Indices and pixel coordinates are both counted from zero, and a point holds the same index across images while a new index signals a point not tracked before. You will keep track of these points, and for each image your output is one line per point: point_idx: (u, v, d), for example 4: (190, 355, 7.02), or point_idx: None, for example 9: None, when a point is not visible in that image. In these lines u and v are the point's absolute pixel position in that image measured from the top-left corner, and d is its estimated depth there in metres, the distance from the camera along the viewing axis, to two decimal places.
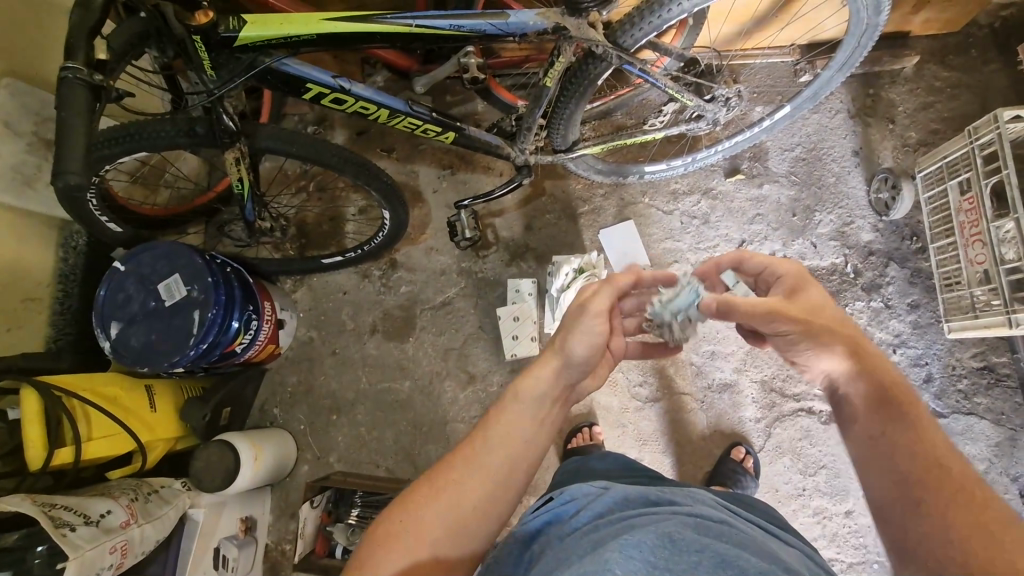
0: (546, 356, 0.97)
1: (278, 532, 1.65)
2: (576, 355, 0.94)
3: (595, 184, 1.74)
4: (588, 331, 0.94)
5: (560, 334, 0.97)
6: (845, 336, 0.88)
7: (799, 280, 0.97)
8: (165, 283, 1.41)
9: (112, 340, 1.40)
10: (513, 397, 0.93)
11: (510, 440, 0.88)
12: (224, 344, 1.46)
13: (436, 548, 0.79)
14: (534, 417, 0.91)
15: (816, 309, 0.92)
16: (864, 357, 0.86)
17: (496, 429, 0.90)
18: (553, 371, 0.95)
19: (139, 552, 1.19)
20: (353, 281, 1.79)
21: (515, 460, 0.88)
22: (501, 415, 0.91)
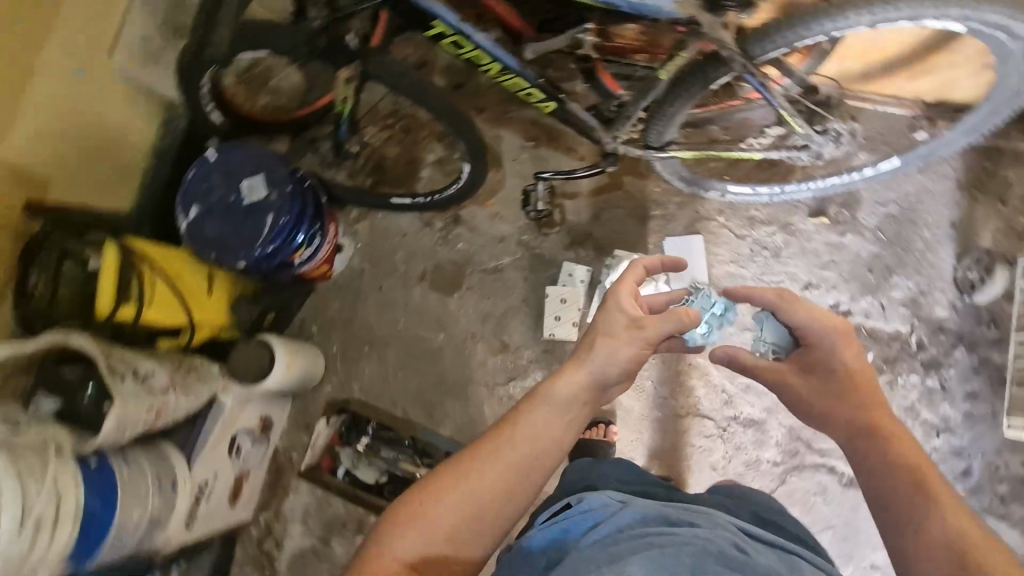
0: (581, 361, 1.00)
1: (289, 440, 1.72)
2: (612, 372, 0.99)
3: (673, 191, 1.71)
4: (633, 352, 1.00)
5: (602, 343, 1.00)
6: (852, 415, 1.04)
7: (818, 339, 1.11)
8: (249, 182, 1.48)
9: (189, 221, 1.47)
10: (540, 396, 0.99)
11: (533, 437, 0.95)
12: (286, 253, 1.53)
13: (453, 531, 0.88)
14: (563, 417, 0.97)
15: (841, 381, 1.08)
16: (868, 429, 1.01)
17: (522, 425, 0.96)
18: (587, 376, 0.99)
19: (171, 417, 1.29)
20: (414, 227, 1.81)
21: (535, 458, 0.94)
22: (530, 413, 0.97)
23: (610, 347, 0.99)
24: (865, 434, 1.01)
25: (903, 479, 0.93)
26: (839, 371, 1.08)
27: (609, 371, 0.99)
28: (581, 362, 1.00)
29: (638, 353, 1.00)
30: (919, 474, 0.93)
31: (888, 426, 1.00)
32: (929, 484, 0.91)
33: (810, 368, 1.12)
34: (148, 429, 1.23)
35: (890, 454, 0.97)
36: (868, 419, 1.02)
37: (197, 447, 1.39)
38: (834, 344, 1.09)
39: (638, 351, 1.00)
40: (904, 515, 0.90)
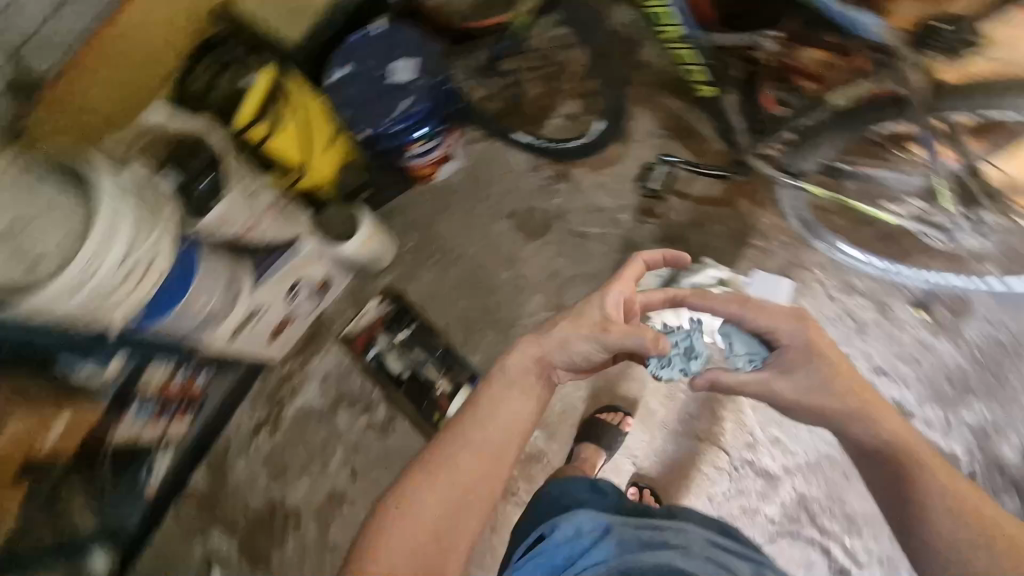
0: (534, 347, 1.14)
1: (337, 309, 1.82)
2: (572, 351, 1.13)
3: (782, 229, 1.67)
4: (588, 351, 1.13)
5: (557, 328, 1.15)
6: (853, 412, 1.04)
7: (796, 347, 1.14)
8: (400, 63, 1.56)
9: (336, 77, 1.57)
10: (492, 381, 1.11)
11: (501, 420, 1.05)
12: (405, 140, 1.61)
13: (439, 517, 0.94)
14: (523, 394, 1.09)
15: (827, 366, 1.09)
16: (865, 419, 1.03)
17: (488, 413, 1.06)
18: (534, 361, 1.13)
19: (258, 237, 1.41)
20: (522, 166, 1.84)
21: (505, 438, 1.04)
22: (493, 401, 1.07)
23: (563, 337, 1.14)
24: (864, 423, 1.03)
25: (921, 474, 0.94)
26: (813, 359, 1.11)
27: (563, 349, 1.14)
28: (543, 347, 1.14)
29: (589, 348, 1.12)
30: (907, 460, 0.96)
31: (878, 416, 1.03)
32: (924, 468, 0.94)
33: (784, 365, 1.15)
34: (236, 237, 1.36)
35: (880, 449, 0.99)
36: (861, 406, 1.04)
37: (267, 274, 1.51)
38: (800, 336, 1.15)
39: (593, 348, 1.12)
40: (910, 501, 0.93)
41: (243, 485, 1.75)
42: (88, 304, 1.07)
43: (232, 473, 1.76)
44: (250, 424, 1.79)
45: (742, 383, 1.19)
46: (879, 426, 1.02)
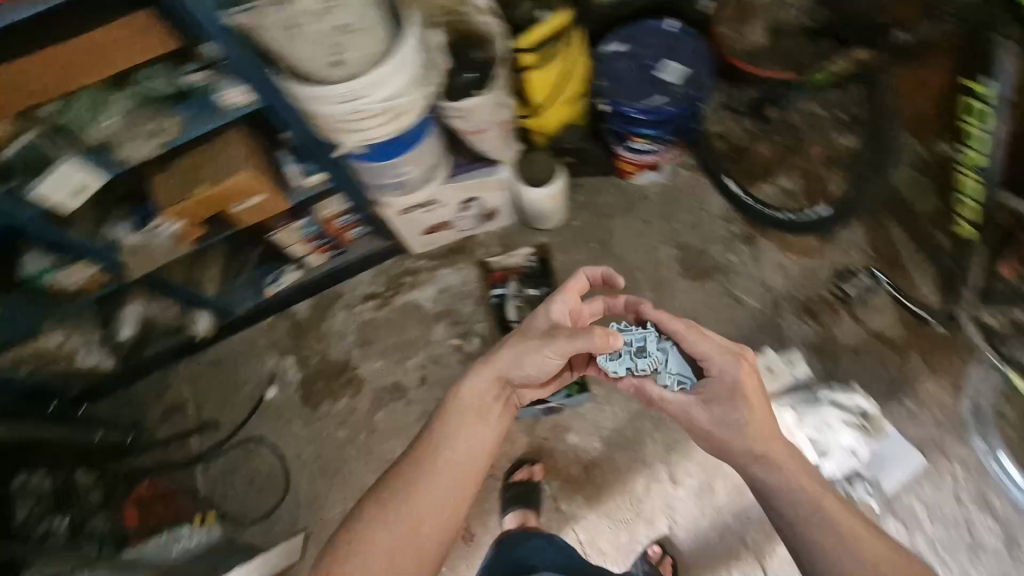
0: (496, 373, 1.22)
1: (486, 239, 1.91)
2: (528, 369, 1.22)
3: (940, 405, 1.55)
4: (543, 359, 1.20)
5: (511, 344, 1.22)
6: (758, 462, 1.08)
7: (727, 386, 1.17)
8: (671, 65, 1.61)
9: (610, 49, 1.65)
10: (458, 404, 1.20)
11: (463, 451, 1.15)
12: (635, 131, 1.65)
13: (418, 526, 1.06)
14: (481, 419, 1.19)
15: (747, 413, 1.12)
16: (771, 464, 1.08)
17: (450, 444, 1.15)
18: (497, 377, 1.22)
19: (476, 142, 1.51)
20: (716, 211, 1.84)
21: (467, 466, 1.13)
22: (452, 437, 1.16)
23: (513, 357, 1.21)
24: (769, 468, 1.07)
25: (831, 516, 1.00)
26: (737, 398, 1.15)
27: (511, 366, 1.21)
28: (490, 369, 1.22)
29: (543, 357, 1.20)
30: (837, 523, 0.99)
31: (803, 472, 1.06)
32: (857, 539, 0.97)
33: (708, 396, 1.19)
34: (461, 132, 1.46)
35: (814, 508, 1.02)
36: (762, 452, 1.09)
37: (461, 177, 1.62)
38: (736, 376, 1.16)
39: (547, 357, 1.19)
40: (838, 559, 0.96)
41: (331, 334, 1.89)
42: (340, 117, 1.22)
43: (330, 320, 1.91)
44: (365, 289, 1.92)
45: (673, 404, 1.25)
46: (777, 470, 1.07)
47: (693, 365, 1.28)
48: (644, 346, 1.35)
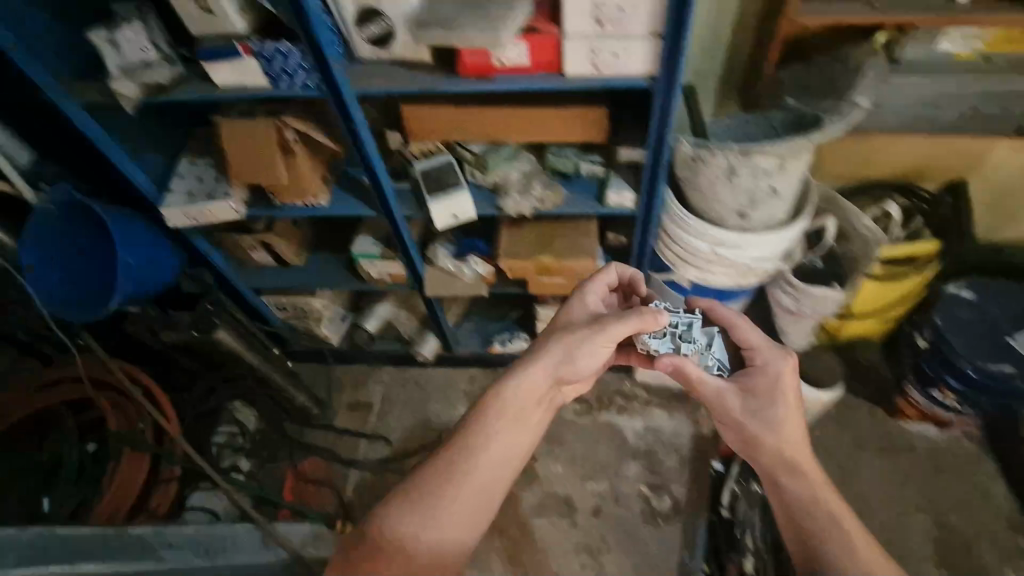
0: (541, 366, 1.05)
1: None
2: (579, 363, 1.06)
3: None
4: (595, 351, 1.06)
5: (555, 342, 1.06)
6: (783, 465, 0.97)
7: (767, 383, 1.04)
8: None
9: (958, 292, 1.48)
10: (496, 403, 1.01)
11: (495, 454, 0.96)
12: (951, 386, 1.47)
13: (433, 545, 0.86)
14: (521, 422, 1.00)
15: (782, 411, 1.01)
16: (797, 472, 0.95)
17: (480, 441, 0.97)
18: (547, 377, 1.05)
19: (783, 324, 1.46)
20: (1001, 504, 1.55)
21: (492, 469, 0.95)
22: (481, 436, 0.97)
23: (559, 346, 1.05)
24: (796, 476, 0.95)
25: (836, 523, 0.89)
26: (778, 396, 1.02)
27: (555, 358, 1.05)
28: (537, 354, 1.07)
29: (598, 349, 1.06)
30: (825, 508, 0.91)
31: (810, 467, 0.96)
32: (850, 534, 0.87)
33: (749, 387, 1.05)
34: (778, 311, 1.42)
35: (808, 486, 0.94)
36: (791, 458, 0.97)
37: None
38: (779, 368, 1.04)
39: (603, 349, 1.06)
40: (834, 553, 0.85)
41: None
42: (703, 256, 1.22)
43: None
44: None
45: (707, 386, 1.09)
46: (800, 476, 0.95)
47: (733, 355, 1.14)
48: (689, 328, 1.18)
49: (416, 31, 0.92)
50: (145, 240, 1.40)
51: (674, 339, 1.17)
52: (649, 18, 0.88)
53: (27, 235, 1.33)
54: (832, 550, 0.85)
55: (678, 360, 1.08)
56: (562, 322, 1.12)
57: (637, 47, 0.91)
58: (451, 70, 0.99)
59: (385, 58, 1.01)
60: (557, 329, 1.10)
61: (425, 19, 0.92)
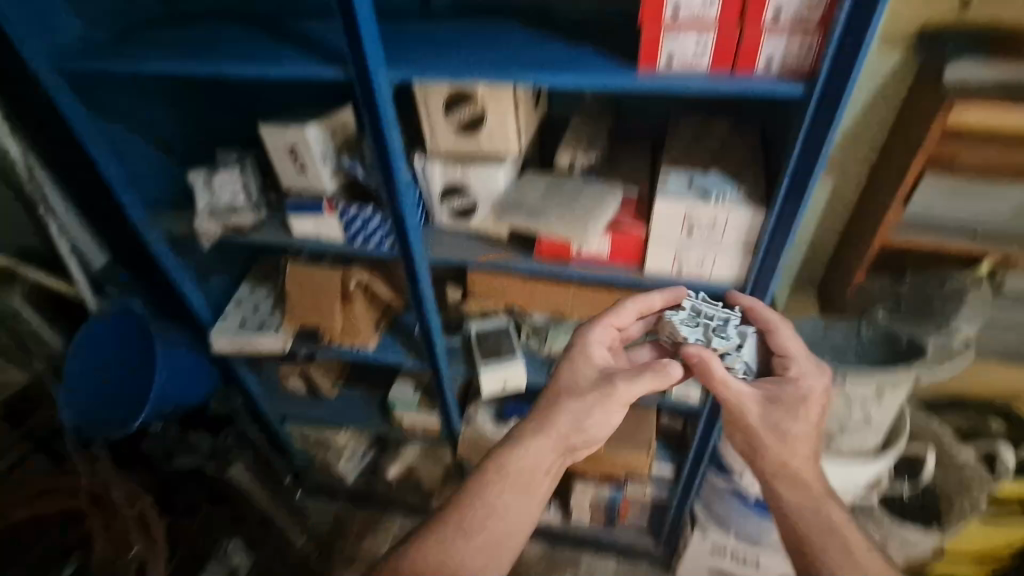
0: (548, 429, 0.89)
1: None
2: (594, 430, 0.89)
3: None
4: (611, 412, 0.88)
5: (565, 401, 0.90)
6: (786, 478, 0.80)
7: (800, 394, 0.83)
8: None
9: None
10: (500, 465, 0.86)
11: (504, 510, 0.84)
12: None
13: None
14: (533, 477, 0.87)
15: (802, 428, 0.82)
16: (799, 484, 0.79)
17: (487, 493, 0.84)
18: (554, 444, 0.89)
19: None
20: None
21: (500, 529, 0.82)
22: (486, 486, 0.85)
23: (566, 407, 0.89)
24: (797, 487, 0.79)
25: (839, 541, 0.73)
26: (805, 413, 0.82)
27: (564, 411, 0.89)
28: (540, 416, 0.91)
29: (614, 412, 0.88)
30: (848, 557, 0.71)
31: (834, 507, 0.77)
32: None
33: (776, 397, 0.84)
34: None
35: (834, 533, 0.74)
36: (796, 471, 0.80)
37: None
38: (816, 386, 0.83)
39: (618, 411, 0.89)
40: None
41: None
42: None
43: None
44: None
45: (727, 389, 0.84)
46: (803, 491, 0.78)
47: (762, 357, 0.90)
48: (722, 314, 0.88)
49: (498, 214, 0.93)
50: (179, 350, 1.36)
51: (700, 324, 0.88)
52: (742, 234, 0.84)
53: (74, 343, 1.34)
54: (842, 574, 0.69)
55: (704, 355, 0.84)
56: (570, 378, 0.93)
57: (723, 257, 0.87)
58: (526, 248, 0.99)
59: (462, 229, 1.02)
60: (567, 391, 0.91)
61: (508, 203, 0.93)
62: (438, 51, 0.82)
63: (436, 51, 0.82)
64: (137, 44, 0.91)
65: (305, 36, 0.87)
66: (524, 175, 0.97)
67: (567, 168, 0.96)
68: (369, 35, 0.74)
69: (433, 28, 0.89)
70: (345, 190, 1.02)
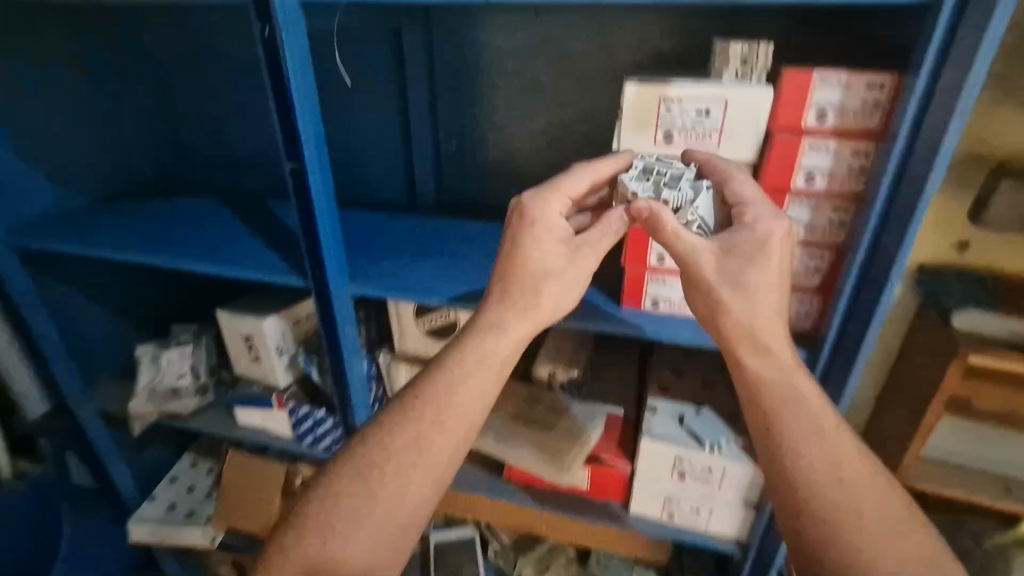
0: (515, 307, 0.55)
1: None
2: (554, 302, 0.56)
3: None
4: (579, 275, 0.56)
5: (531, 273, 0.55)
6: (747, 328, 0.51)
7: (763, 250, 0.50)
8: None
9: None
10: (443, 387, 0.52)
11: (454, 425, 0.52)
12: None
13: None
14: (496, 370, 0.54)
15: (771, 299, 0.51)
16: (767, 352, 0.51)
17: (425, 410, 0.52)
18: (512, 329, 0.55)
19: None
20: None
21: (442, 450, 0.51)
22: (422, 402, 0.52)
23: (548, 292, 0.55)
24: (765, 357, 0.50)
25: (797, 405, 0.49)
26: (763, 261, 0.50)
27: (539, 281, 0.55)
28: (500, 297, 0.55)
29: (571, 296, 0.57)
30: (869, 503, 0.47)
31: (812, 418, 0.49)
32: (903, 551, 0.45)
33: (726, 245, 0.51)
34: None
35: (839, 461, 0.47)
36: (759, 336, 0.50)
37: None
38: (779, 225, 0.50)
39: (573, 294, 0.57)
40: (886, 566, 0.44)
41: None
42: None
43: None
44: None
45: (678, 244, 0.50)
46: (771, 357, 0.51)
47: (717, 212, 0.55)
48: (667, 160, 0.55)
49: None
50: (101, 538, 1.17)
51: (641, 172, 0.53)
52: (744, 489, 0.71)
53: None
54: (806, 450, 0.48)
55: (655, 209, 0.49)
56: (531, 244, 0.54)
57: (724, 511, 0.73)
58: (495, 468, 0.88)
59: None
60: (536, 265, 0.55)
61: None
62: (409, 264, 0.77)
63: (406, 264, 0.77)
64: (107, 221, 0.87)
65: (277, 232, 0.83)
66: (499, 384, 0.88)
67: (545, 381, 0.85)
68: (330, 252, 0.69)
69: (413, 236, 0.85)
70: (303, 384, 0.92)
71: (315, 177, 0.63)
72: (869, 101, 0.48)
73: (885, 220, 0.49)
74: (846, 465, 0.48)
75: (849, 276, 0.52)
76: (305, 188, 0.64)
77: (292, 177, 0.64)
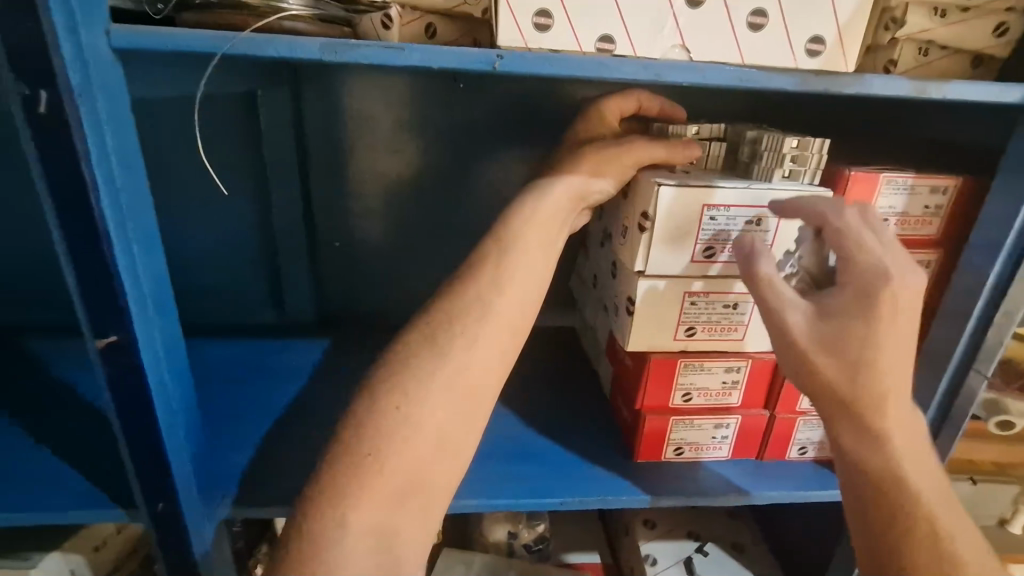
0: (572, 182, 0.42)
1: None
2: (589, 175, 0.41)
3: None
4: (622, 150, 0.41)
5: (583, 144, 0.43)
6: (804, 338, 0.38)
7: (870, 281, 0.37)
8: None
9: None
10: (507, 262, 0.39)
11: (497, 341, 0.37)
12: None
13: None
14: (545, 260, 0.40)
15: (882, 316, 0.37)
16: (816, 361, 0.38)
17: (452, 329, 0.37)
18: (556, 206, 0.41)
19: None
20: None
21: (483, 383, 0.37)
22: (437, 320, 0.38)
23: (617, 155, 0.41)
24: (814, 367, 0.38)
25: (869, 371, 0.37)
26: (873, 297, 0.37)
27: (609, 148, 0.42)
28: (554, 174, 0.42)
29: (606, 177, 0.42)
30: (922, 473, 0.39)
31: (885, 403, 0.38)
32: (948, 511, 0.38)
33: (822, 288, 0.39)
34: None
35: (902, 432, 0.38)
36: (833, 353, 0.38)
37: None
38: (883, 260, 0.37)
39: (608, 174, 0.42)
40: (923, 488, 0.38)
41: None
42: None
43: None
44: None
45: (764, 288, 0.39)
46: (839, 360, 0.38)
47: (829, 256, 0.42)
48: (759, 146, 0.43)
49: None
50: None
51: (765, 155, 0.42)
52: None
53: None
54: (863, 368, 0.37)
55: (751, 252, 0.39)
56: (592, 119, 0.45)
57: None
58: None
59: None
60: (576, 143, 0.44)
61: None
62: (307, 443, 0.50)
63: (302, 448, 0.49)
64: None
65: (61, 424, 0.50)
66: (440, 561, 0.63)
67: (503, 542, 0.66)
68: (179, 464, 0.40)
69: (299, 383, 0.57)
70: None
71: (147, 348, 0.36)
72: (931, 206, 0.43)
73: (986, 341, 0.43)
74: (901, 420, 0.38)
75: (935, 400, 0.46)
76: (134, 371, 0.37)
77: (106, 357, 0.36)
